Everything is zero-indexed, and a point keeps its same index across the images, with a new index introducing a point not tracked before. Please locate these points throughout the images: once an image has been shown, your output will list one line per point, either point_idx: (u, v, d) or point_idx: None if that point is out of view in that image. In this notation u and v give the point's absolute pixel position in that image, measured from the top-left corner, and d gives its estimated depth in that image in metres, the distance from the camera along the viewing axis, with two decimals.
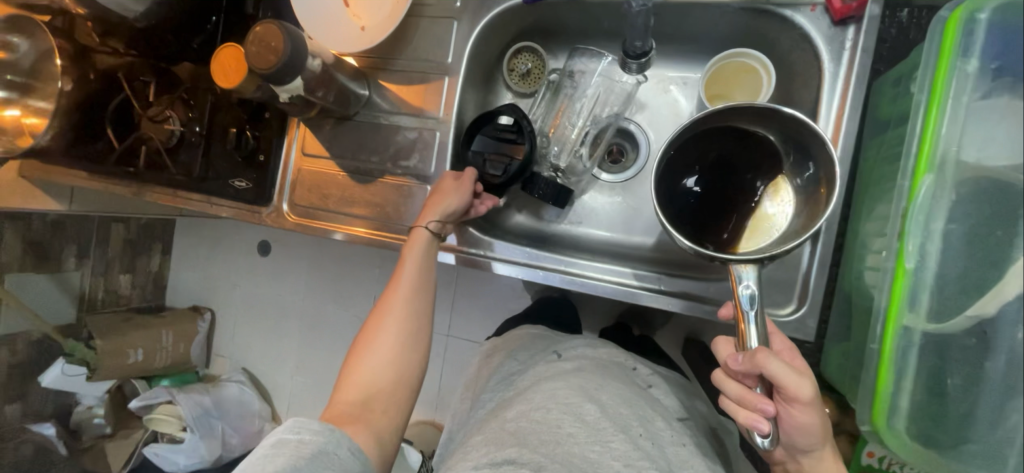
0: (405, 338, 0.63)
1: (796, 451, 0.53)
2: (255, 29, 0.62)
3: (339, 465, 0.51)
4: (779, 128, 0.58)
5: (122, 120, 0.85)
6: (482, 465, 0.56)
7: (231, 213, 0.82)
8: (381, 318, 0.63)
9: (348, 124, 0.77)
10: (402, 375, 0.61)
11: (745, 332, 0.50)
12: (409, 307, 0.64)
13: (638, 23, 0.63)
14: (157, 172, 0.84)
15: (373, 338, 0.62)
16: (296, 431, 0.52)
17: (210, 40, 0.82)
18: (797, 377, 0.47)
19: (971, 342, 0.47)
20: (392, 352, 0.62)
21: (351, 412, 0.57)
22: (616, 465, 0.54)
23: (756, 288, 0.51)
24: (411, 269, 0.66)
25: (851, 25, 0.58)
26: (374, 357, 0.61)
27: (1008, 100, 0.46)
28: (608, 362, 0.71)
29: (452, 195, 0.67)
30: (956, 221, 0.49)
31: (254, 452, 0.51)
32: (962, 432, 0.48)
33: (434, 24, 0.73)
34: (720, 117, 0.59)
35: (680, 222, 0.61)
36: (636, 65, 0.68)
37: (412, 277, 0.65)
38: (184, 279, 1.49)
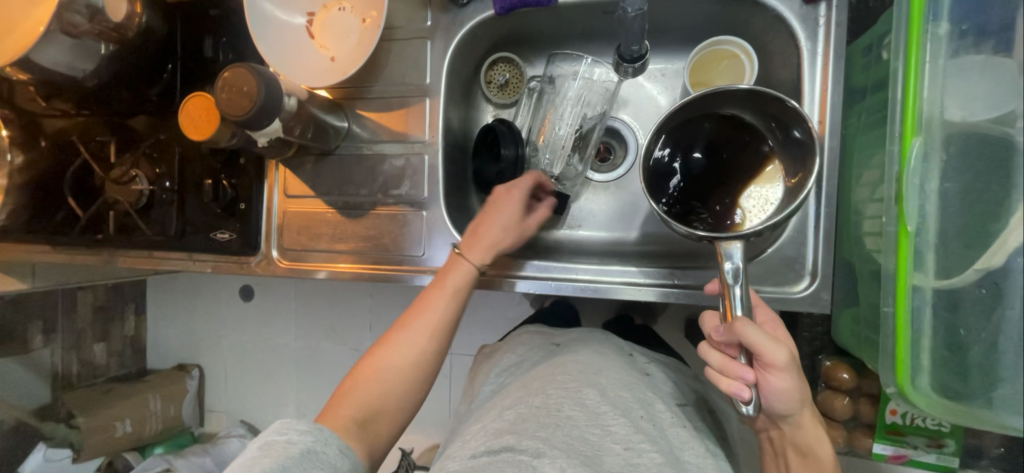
0: (424, 363, 0.59)
1: (785, 423, 0.52)
2: (223, 76, 0.59)
3: (329, 465, 0.48)
4: (760, 109, 0.58)
5: (80, 186, 0.79)
6: (479, 453, 0.53)
7: (213, 268, 0.77)
8: (403, 334, 0.60)
9: (330, 159, 0.74)
10: (409, 397, 0.59)
11: (728, 302, 0.50)
12: (431, 326, 0.60)
13: (635, 28, 0.62)
14: (132, 235, 0.79)
15: (389, 355, 0.59)
16: (283, 432, 0.49)
17: (168, 89, 0.76)
18: (773, 343, 0.46)
19: (983, 293, 0.48)
20: (407, 375, 0.58)
21: (348, 426, 0.54)
22: (617, 448, 0.53)
23: (740, 263, 0.51)
24: (448, 293, 0.61)
25: (821, 3, 0.59)
26: (386, 373, 0.58)
27: (983, 58, 0.49)
28: (605, 345, 0.70)
29: (511, 233, 0.65)
30: (950, 179, 0.51)
31: (240, 456, 0.48)
32: (986, 382, 0.48)
33: (406, 46, 0.71)
34: (709, 102, 0.59)
35: (668, 206, 0.61)
36: (633, 69, 0.68)
37: (449, 304, 0.61)
38: (165, 340, 1.41)
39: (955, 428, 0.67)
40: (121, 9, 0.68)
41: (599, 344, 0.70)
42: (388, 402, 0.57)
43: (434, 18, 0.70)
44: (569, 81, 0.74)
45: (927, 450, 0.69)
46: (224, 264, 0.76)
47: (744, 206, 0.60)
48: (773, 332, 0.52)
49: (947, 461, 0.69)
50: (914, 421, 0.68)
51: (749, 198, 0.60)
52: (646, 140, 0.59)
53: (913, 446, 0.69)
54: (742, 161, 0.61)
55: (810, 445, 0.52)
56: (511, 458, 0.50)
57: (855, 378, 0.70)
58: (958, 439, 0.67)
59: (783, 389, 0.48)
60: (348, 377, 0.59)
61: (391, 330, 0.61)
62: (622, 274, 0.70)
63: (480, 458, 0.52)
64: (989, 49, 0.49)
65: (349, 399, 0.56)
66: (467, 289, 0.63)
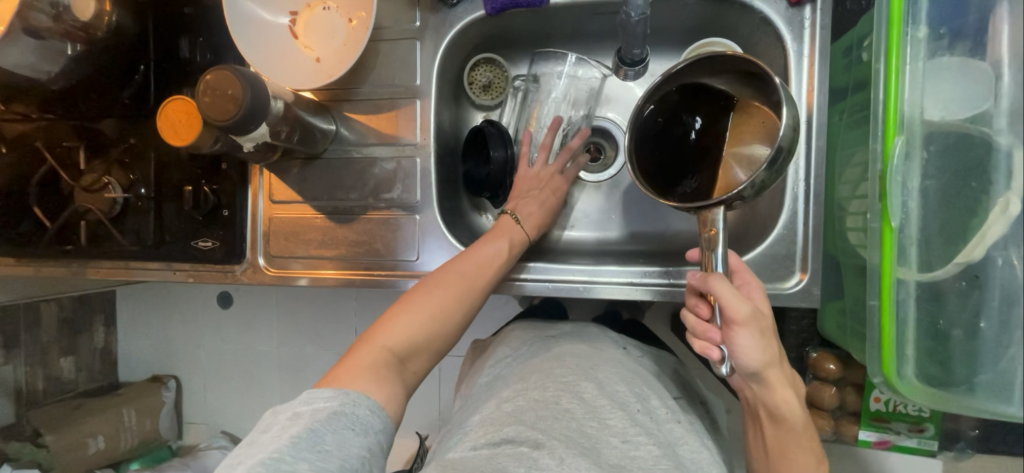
0: (467, 313, 0.58)
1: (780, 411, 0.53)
2: (205, 79, 0.57)
3: (360, 426, 0.46)
4: (742, 72, 0.59)
5: (46, 194, 0.75)
6: (479, 444, 0.54)
7: (194, 278, 0.74)
8: (456, 278, 0.59)
9: (318, 163, 0.72)
10: (444, 343, 0.57)
11: (707, 263, 0.53)
12: (473, 274, 0.60)
13: (638, 32, 0.62)
14: (105, 245, 0.75)
15: (437, 297, 0.57)
16: (308, 401, 0.47)
17: (141, 92, 0.72)
18: (738, 298, 0.48)
19: (963, 285, 0.51)
20: (452, 320, 0.57)
21: (388, 365, 0.52)
22: (615, 441, 0.54)
23: (721, 230, 0.53)
24: (504, 249, 0.63)
25: (806, 6, 0.60)
26: (431, 314, 0.56)
27: (960, 59, 0.51)
28: (602, 339, 0.70)
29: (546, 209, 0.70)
30: (931, 177, 0.53)
31: (268, 427, 0.46)
32: (967, 369, 0.51)
33: (394, 47, 0.70)
34: (689, 73, 0.61)
35: (653, 178, 0.62)
36: (633, 72, 0.70)
37: (503, 259, 0.63)
38: (137, 351, 1.35)
39: (933, 413, 0.70)
40: (89, 7, 0.65)
41: (593, 337, 0.70)
42: (427, 346, 0.55)
43: (423, 18, 0.69)
44: (557, 75, 0.73)
45: (909, 434, 0.72)
46: (206, 273, 0.73)
47: (736, 171, 0.60)
48: (748, 292, 0.53)
49: (928, 445, 0.72)
50: (897, 407, 0.71)
51: (737, 160, 0.60)
52: (628, 126, 0.62)
53: (896, 432, 0.72)
54: (718, 128, 0.62)
55: (776, 406, 0.53)
56: (512, 451, 0.51)
57: (841, 369, 0.72)
58: (937, 424, 0.70)
59: (750, 344, 0.49)
60: (385, 316, 0.56)
61: (439, 271, 0.59)
62: (617, 276, 0.70)
63: (480, 450, 0.53)
64: (964, 51, 0.51)
65: (390, 337, 0.53)
66: (518, 249, 0.65)
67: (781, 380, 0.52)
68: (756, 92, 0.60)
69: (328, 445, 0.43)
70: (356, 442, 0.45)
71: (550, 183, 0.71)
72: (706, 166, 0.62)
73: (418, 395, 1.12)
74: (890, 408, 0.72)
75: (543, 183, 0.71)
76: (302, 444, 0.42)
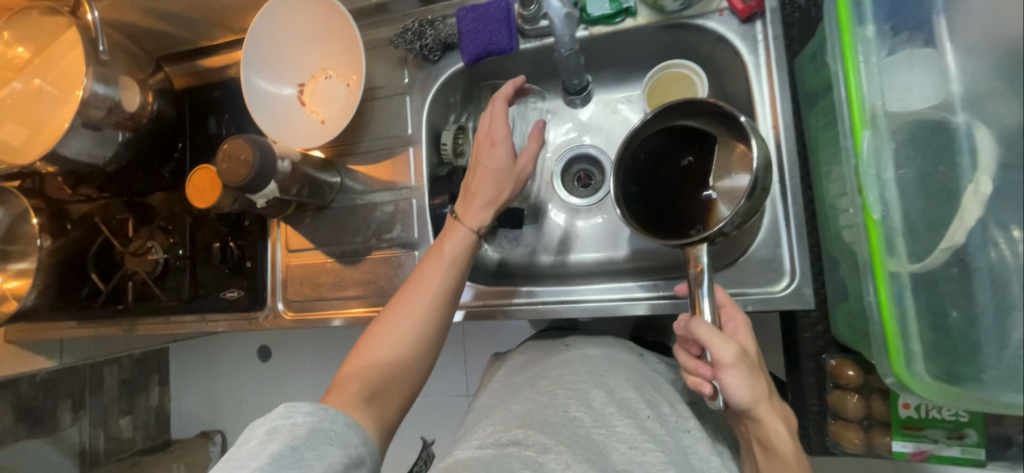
0: (425, 336, 0.61)
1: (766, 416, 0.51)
2: (224, 147, 0.66)
3: (339, 440, 0.49)
4: (711, 115, 0.63)
5: (102, 261, 0.86)
6: (486, 443, 0.52)
7: (226, 327, 0.81)
8: (410, 304, 0.61)
9: (327, 212, 0.79)
10: (415, 371, 0.60)
11: (695, 301, 0.54)
12: (428, 297, 0.61)
13: (571, 63, 0.71)
14: (150, 303, 0.84)
15: (399, 329, 0.60)
16: (286, 417, 0.49)
17: (180, 167, 0.85)
18: (721, 340, 0.49)
19: (954, 273, 0.50)
20: (411, 347, 0.60)
21: (359, 400, 0.55)
22: (622, 447, 0.52)
23: (707, 268, 0.55)
24: (443, 261, 0.63)
25: (758, 20, 0.64)
26: (392, 347, 0.59)
27: (911, 51, 0.53)
28: (613, 348, 0.70)
29: (489, 176, 0.68)
30: (904, 166, 0.52)
31: (244, 441, 0.48)
32: (975, 361, 0.49)
33: (388, 103, 0.78)
34: (659, 120, 0.66)
35: (637, 215, 0.65)
36: (581, 100, 0.80)
37: (445, 270, 0.63)
38: (188, 406, 1.42)
39: (973, 415, 0.64)
40: (135, 101, 0.76)
41: (607, 344, 0.71)
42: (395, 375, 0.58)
43: (411, 75, 0.77)
44: None
45: (949, 442, 0.65)
46: (235, 321, 0.80)
47: (720, 207, 0.62)
48: (734, 330, 0.54)
49: (972, 454, 0.64)
50: (930, 413, 0.65)
51: (719, 197, 0.63)
52: (612, 166, 0.65)
53: (933, 440, 0.66)
54: (694, 169, 0.65)
55: (768, 438, 0.52)
56: (518, 453, 0.49)
57: (860, 375, 0.68)
58: (979, 429, 0.64)
59: (738, 385, 0.50)
60: (352, 356, 0.60)
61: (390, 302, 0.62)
62: (608, 293, 0.72)
63: (486, 450, 0.50)
64: (923, 43, 0.52)
65: (354, 375, 0.57)
66: (459, 253, 0.64)
67: (771, 414, 0.52)
68: (724, 130, 0.64)
69: (309, 459, 0.46)
70: (336, 454, 0.48)
71: (487, 152, 0.69)
72: (678, 198, 0.65)
73: (448, 434, 1.12)
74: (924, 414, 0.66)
75: (481, 145, 0.71)
76: (282, 460, 0.45)
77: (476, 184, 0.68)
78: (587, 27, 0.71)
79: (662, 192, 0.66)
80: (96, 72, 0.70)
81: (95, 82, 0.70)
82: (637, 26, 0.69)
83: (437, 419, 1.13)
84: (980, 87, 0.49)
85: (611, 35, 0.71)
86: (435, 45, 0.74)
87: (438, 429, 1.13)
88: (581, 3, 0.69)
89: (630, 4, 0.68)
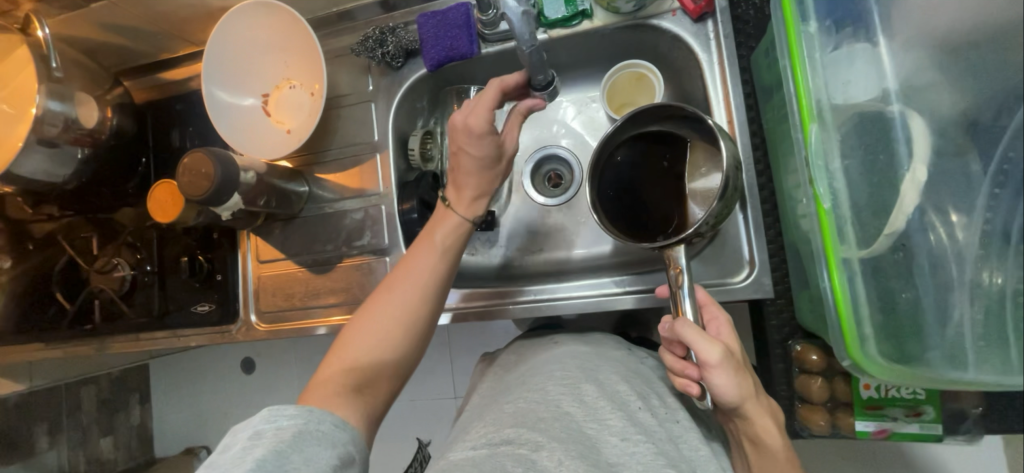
0: (412, 327, 0.59)
1: (737, 410, 0.52)
2: (183, 161, 0.65)
3: (326, 440, 0.49)
4: (676, 118, 0.65)
5: (67, 280, 0.84)
6: (479, 444, 0.51)
7: (200, 342, 0.80)
8: (394, 293, 0.60)
9: (297, 221, 0.79)
10: (400, 362, 0.59)
11: (677, 302, 0.55)
12: (412, 286, 0.60)
13: (534, 60, 0.64)
14: (119, 321, 0.82)
15: (381, 320, 0.59)
16: (270, 421, 0.48)
17: (143, 181, 0.84)
18: (708, 341, 0.50)
19: (899, 257, 0.52)
20: (399, 339, 0.59)
21: (344, 392, 0.55)
22: (613, 439, 0.52)
23: (690, 270, 0.56)
24: (432, 251, 0.62)
25: (708, 19, 0.66)
26: (378, 338, 0.58)
27: (851, 46, 0.55)
28: (598, 342, 0.69)
29: (471, 159, 0.65)
30: (849, 156, 0.54)
31: (229, 447, 0.47)
32: (920, 342, 0.51)
33: (354, 110, 0.78)
34: (632, 124, 0.67)
35: (614, 219, 0.66)
36: (547, 96, 0.71)
37: (437, 259, 0.62)
38: (172, 424, 1.41)
39: (929, 393, 0.67)
40: (93, 116, 0.75)
41: (597, 342, 0.69)
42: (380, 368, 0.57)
43: (375, 82, 0.77)
44: None
45: (907, 420, 0.68)
46: (207, 335, 0.79)
47: (693, 208, 0.65)
48: (717, 330, 0.55)
49: (932, 429, 0.67)
50: (889, 393, 0.68)
51: (691, 197, 0.65)
52: (586, 171, 0.67)
53: (892, 418, 0.68)
54: (669, 171, 0.67)
55: (757, 435, 0.53)
56: (511, 452, 0.48)
57: (824, 359, 0.70)
58: (936, 405, 0.67)
59: (726, 383, 0.50)
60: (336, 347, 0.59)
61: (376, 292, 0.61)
62: (576, 289, 0.74)
63: (480, 450, 0.50)
64: (864, 38, 0.54)
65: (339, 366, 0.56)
66: (451, 242, 0.64)
67: (759, 410, 0.52)
68: (688, 130, 0.65)
69: (297, 462, 0.45)
70: (323, 455, 0.47)
71: (470, 143, 0.64)
72: (654, 198, 0.67)
73: (439, 439, 1.12)
74: (884, 394, 0.68)
75: (457, 132, 0.65)
76: (268, 466, 0.44)
77: (462, 176, 0.65)
78: (546, 30, 0.72)
79: (636, 195, 0.67)
80: (50, 89, 0.68)
81: (50, 99, 0.68)
82: (594, 28, 0.71)
83: (427, 423, 1.13)
84: (916, 80, 0.52)
85: (571, 37, 0.72)
86: (396, 52, 0.74)
87: (427, 433, 1.13)
88: (539, 6, 0.70)
89: (587, 6, 0.69)
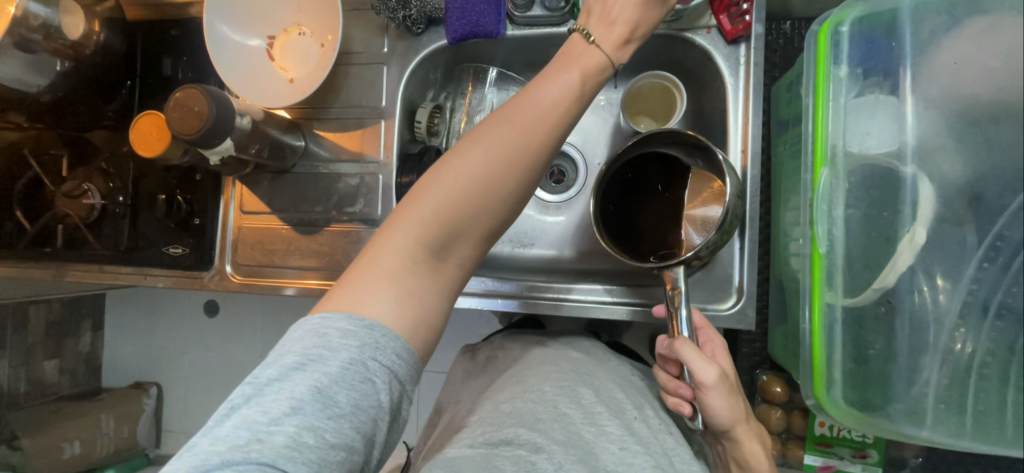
0: (515, 185, 0.49)
1: (719, 432, 0.55)
2: (176, 96, 0.61)
3: (376, 379, 0.43)
4: (682, 145, 0.65)
5: (29, 197, 0.79)
6: (477, 442, 0.51)
7: (166, 284, 0.76)
8: (501, 133, 0.48)
9: (287, 177, 0.75)
10: (486, 223, 0.49)
11: (674, 324, 0.56)
12: (526, 132, 0.48)
13: None
14: (81, 250, 0.78)
15: (475, 164, 0.48)
16: (321, 336, 0.43)
17: (125, 106, 0.77)
18: (706, 362, 0.51)
19: (882, 311, 0.53)
20: (498, 195, 0.48)
21: (420, 248, 0.47)
22: (611, 447, 0.52)
23: (687, 292, 0.56)
24: (559, 95, 0.49)
25: (742, 43, 0.64)
26: (471, 187, 0.47)
27: (877, 95, 0.54)
28: (577, 346, 0.70)
29: None
30: (852, 206, 0.55)
31: (268, 366, 0.43)
32: (886, 393, 0.53)
33: (364, 70, 0.74)
34: (643, 144, 0.67)
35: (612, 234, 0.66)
36: None
37: (563, 108, 0.49)
38: (122, 355, 1.36)
39: (877, 439, 0.71)
40: (79, 28, 0.69)
41: (582, 347, 0.70)
42: (464, 227, 0.48)
43: (391, 44, 0.74)
44: (485, 90, 0.79)
45: (853, 460, 0.72)
46: (175, 279, 0.76)
47: (692, 234, 0.64)
48: (712, 351, 0.56)
49: None
50: (840, 432, 0.71)
51: (691, 224, 0.65)
52: (594, 180, 0.66)
53: (840, 457, 0.73)
54: (665, 196, 0.67)
55: (746, 460, 0.54)
56: (510, 453, 0.49)
57: (787, 392, 0.73)
58: (881, 450, 0.71)
59: (719, 404, 0.52)
60: (415, 191, 0.49)
61: (481, 130, 0.49)
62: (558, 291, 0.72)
63: (478, 449, 0.50)
64: (889, 88, 0.53)
65: (418, 215, 0.47)
66: (585, 91, 0.51)
67: (749, 434, 0.54)
68: (700, 162, 0.65)
69: (339, 407, 0.41)
70: (370, 398, 0.42)
71: None
72: (645, 217, 0.67)
73: None
74: (835, 432, 0.72)
75: None
76: (307, 408, 0.40)
77: (617, 8, 0.55)
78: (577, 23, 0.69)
79: (633, 214, 0.68)
80: None
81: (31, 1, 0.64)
82: None
83: None
84: (930, 139, 0.50)
85: None
86: (419, 17, 0.70)
87: None
88: None
89: None
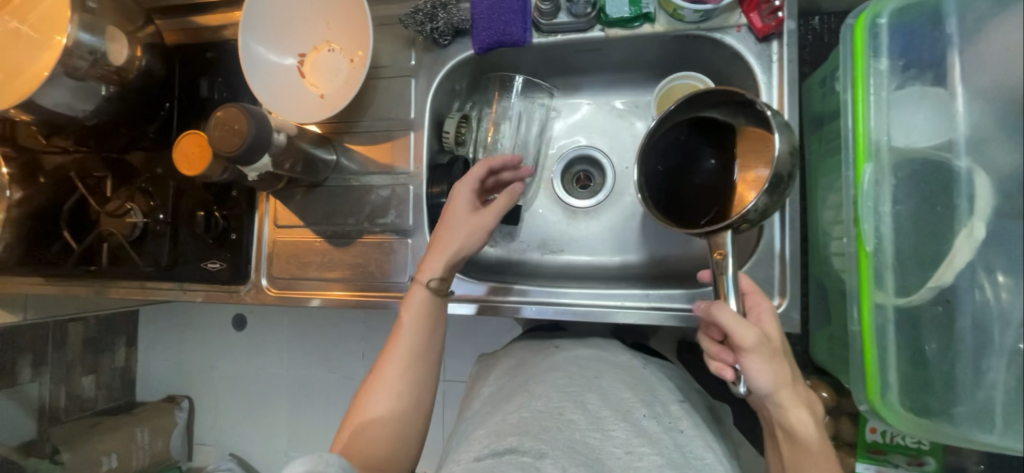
0: (419, 392, 0.60)
1: (761, 398, 0.52)
2: (216, 115, 0.63)
3: None
4: (730, 103, 0.59)
5: (75, 218, 0.82)
6: (482, 456, 0.50)
7: (203, 298, 0.78)
8: (393, 363, 0.60)
9: (320, 190, 0.77)
10: (410, 431, 0.59)
11: (720, 285, 0.54)
12: (411, 350, 0.61)
13: None
14: (124, 267, 0.81)
15: (384, 389, 0.59)
16: None
17: (165, 127, 0.81)
18: (744, 326, 0.50)
19: (939, 310, 0.51)
20: (408, 405, 0.59)
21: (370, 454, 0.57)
22: (617, 451, 0.51)
23: (734, 267, 0.54)
24: (418, 321, 0.62)
25: (774, 40, 0.64)
26: (387, 412, 0.58)
27: (921, 88, 0.53)
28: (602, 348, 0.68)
29: (459, 225, 0.64)
30: (901, 202, 0.53)
31: None
32: (949, 396, 0.51)
33: (392, 84, 0.76)
34: (687, 107, 0.62)
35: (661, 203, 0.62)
36: None
37: (428, 328, 0.63)
38: (155, 369, 1.40)
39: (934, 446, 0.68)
40: (123, 54, 0.72)
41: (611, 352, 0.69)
42: (397, 431, 0.58)
43: (418, 57, 0.75)
44: (511, 100, 0.79)
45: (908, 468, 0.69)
46: (215, 294, 0.78)
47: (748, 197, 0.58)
48: (759, 317, 0.54)
49: None
50: (894, 439, 0.68)
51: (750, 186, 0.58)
52: (635, 154, 0.63)
53: (895, 465, 0.70)
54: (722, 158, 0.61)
55: (791, 426, 0.52)
56: (516, 460, 0.47)
57: (834, 397, 0.71)
58: (938, 456, 0.68)
59: (760, 369, 0.50)
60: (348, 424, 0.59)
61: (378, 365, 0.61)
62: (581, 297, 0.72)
63: (485, 460, 0.49)
64: (930, 80, 0.52)
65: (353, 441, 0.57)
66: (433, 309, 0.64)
67: (794, 401, 0.52)
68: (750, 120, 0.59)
69: None
70: None
71: (460, 205, 0.66)
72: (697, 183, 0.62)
73: None
74: (887, 439, 0.69)
75: (455, 196, 0.66)
76: None
77: (445, 243, 0.64)
78: (604, 28, 0.69)
79: (686, 181, 0.62)
80: (82, 20, 0.66)
81: (81, 31, 0.66)
82: (653, 33, 0.68)
83: None
84: (979, 130, 0.49)
85: (626, 37, 0.69)
86: (446, 29, 0.71)
87: None
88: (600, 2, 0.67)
89: (651, 9, 0.66)
